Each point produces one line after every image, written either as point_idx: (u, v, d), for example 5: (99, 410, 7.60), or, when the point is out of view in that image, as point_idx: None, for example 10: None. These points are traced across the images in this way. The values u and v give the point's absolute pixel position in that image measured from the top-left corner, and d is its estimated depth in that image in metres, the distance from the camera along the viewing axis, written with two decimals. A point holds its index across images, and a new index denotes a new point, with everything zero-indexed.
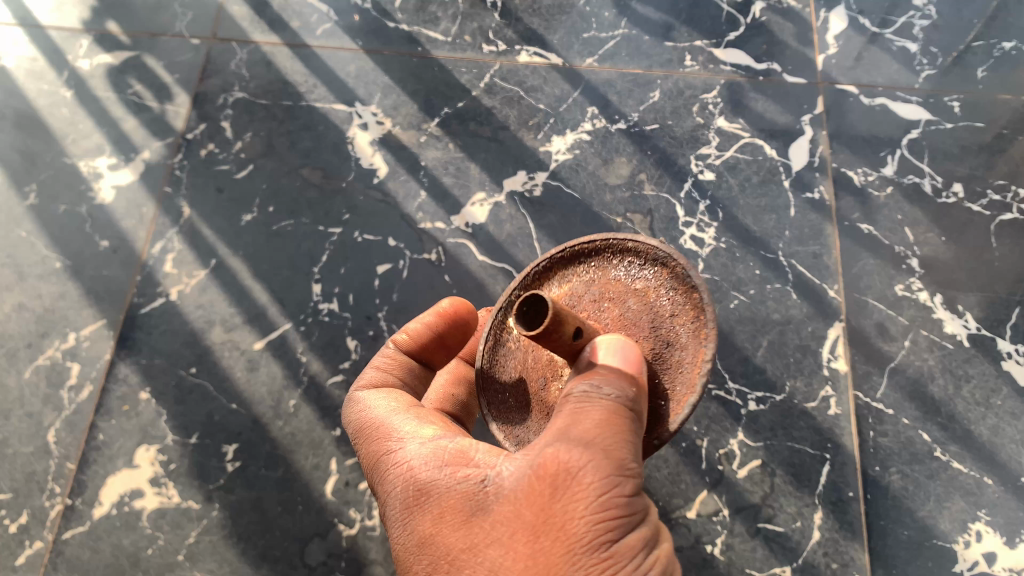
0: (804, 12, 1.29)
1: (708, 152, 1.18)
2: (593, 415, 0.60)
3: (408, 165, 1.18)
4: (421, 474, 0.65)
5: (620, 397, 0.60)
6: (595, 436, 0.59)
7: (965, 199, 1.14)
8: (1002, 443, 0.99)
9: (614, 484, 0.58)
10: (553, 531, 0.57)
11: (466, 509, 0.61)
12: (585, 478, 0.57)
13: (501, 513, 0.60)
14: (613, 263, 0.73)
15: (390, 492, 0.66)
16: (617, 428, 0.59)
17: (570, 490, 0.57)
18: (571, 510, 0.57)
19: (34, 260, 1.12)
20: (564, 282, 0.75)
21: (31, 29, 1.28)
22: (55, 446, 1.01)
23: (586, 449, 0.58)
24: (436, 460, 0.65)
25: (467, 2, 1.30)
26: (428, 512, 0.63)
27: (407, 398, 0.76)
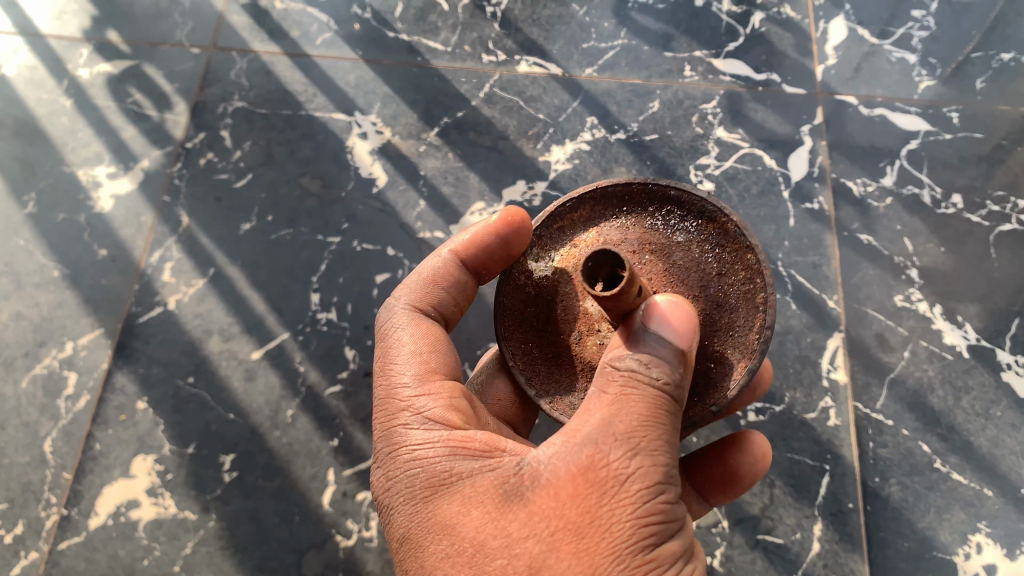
0: (803, 23, 1.29)
1: (707, 162, 1.18)
2: (637, 405, 0.61)
3: (408, 174, 1.17)
4: (451, 461, 0.65)
5: (669, 388, 0.62)
6: (639, 435, 0.60)
7: (964, 210, 1.14)
8: (1002, 455, 0.99)
9: (660, 489, 0.59)
10: (596, 529, 0.58)
11: (502, 496, 0.61)
12: (634, 481, 0.59)
13: (537, 501, 0.60)
14: (648, 213, 0.76)
15: (412, 471, 0.66)
16: (660, 431, 0.61)
17: (617, 490, 0.59)
18: (617, 511, 0.58)
19: (32, 269, 1.12)
20: (592, 229, 0.77)
21: (32, 38, 1.28)
22: (52, 456, 1.00)
23: (634, 450, 0.60)
24: (469, 449, 0.66)
25: (467, 13, 1.30)
26: (456, 496, 0.63)
27: (440, 337, 0.76)
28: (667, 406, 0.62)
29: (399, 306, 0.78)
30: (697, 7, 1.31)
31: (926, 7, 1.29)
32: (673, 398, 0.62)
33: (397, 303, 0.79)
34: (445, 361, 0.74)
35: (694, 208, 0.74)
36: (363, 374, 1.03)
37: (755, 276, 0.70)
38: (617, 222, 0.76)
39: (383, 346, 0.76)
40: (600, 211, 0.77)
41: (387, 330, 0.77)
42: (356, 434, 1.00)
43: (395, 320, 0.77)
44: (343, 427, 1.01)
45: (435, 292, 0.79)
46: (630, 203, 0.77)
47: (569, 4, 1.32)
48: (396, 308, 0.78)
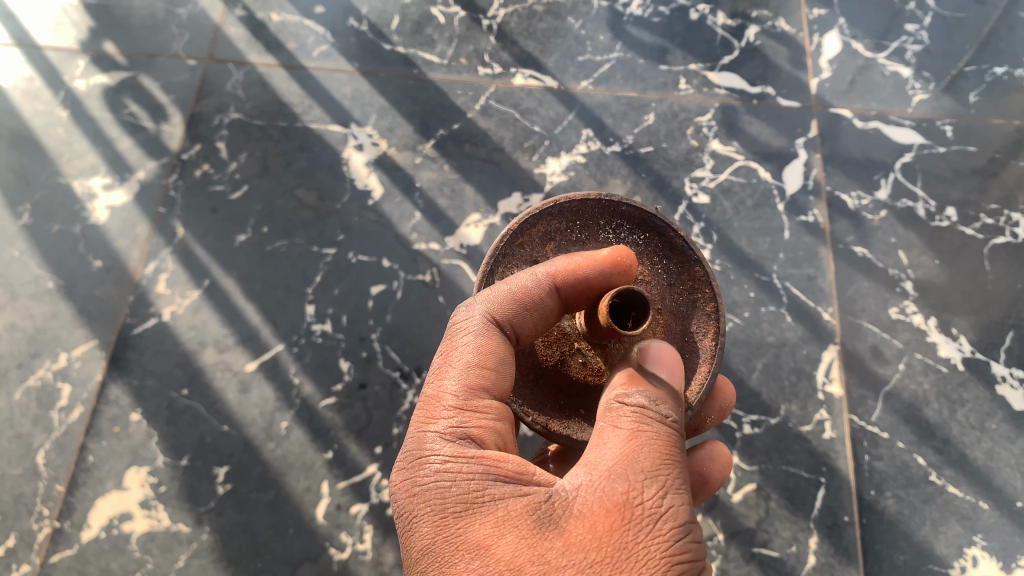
0: (797, 36, 1.30)
1: (702, 175, 1.18)
2: (653, 443, 0.63)
3: (404, 187, 1.18)
4: (483, 481, 0.63)
5: (672, 422, 0.65)
6: (662, 471, 0.62)
7: (958, 222, 1.15)
8: (997, 468, 0.99)
9: (687, 530, 0.60)
10: (635, 562, 0.56)
11: (536, 523, 0.60)
12: (665, 518, 0.59)
13: (573, 530, 0.58)
14: (600, 227, 0.79)
15: (442, 487, 0.63)
16: (676, 467, 0.63)
17: (652, 526, 0.58)
18: (653, 547, 0.58)
19: (26, 280, 1.11)
20: (550, 244, 0.78)
21: (28, 50, 1.29)
22: (44, 468, 1.00)
23: (661, 485, 0.61)
24: (499, 473, 0.64)
25: (463, 25, 1.31)
26: (489, 517, 0.60)
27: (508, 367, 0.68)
28: (675, 437, 0.64)
29: (476, 312, 0.69)
30: (691, 20, 1.32)
31: (919, 21, 1.31)
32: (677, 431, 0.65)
33: (477, 307, 0.69)
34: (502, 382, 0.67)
35: (642, 223, 0.78)
36: (358, 386, 1.03)
37: (704, 287, 0.76)
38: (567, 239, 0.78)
39: (450, 344, 0.70)
40: (553, 226, 0.77)
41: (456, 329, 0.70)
42: (351, 447, 1.00)
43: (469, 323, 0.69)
44: (337, 439, 1.00)
45: (517, 313, 0.68)
46: (576, 218, 0.78)
47: (565, 17, 1.33)
48: (476, 309, 0.69)
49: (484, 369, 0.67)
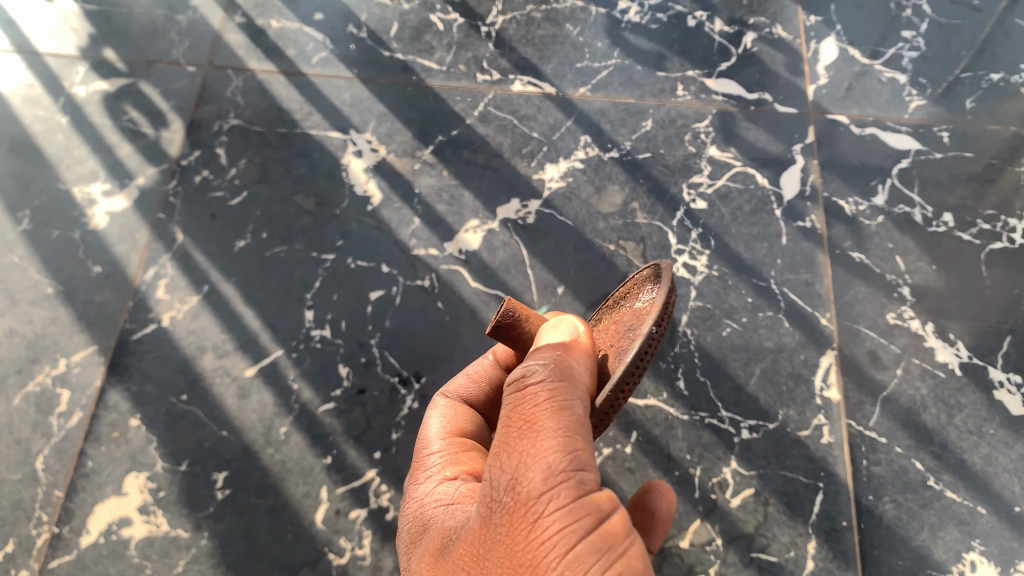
0: (794, 43, 1.31)
1: (700, 181, 1.18)
2: (514, 424, 0.60)
3: (402, 193, 1.18)
4: (429, 511, 0.70)
5: (545, 378, 0.61)
6: (523, 446, 0.58)
7: (955, 228, 1.15)
8: (995, 472, 0.99)
9: (548, 496, 0.56)
10: (502, 560, 0.56)
11: (445, 545, 0.64)
12: (525, 496, 0.56)
13: (461, 548, 0.60)
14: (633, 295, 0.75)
15: (405, 526, 0.72)
16: (544, 431, 0.58)
17: (510, 513, 0.56)
18: (518, 537, 0.56)
19: (26, 285, 1.11)
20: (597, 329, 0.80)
21: (29, 56, 1.30)
22: (43, 474, 0.99)
23: (520, 465, 0.57)
24: (446, 500, 0.70)
25: (462, 33, 1.32)
26: (423, 550, 0.67)
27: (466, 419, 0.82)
28: (547, 394, 0.60)
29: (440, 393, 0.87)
30: (689, 28, 1.33)
31: (915, 28, 1.33)
32: (555, 382, 0.61)
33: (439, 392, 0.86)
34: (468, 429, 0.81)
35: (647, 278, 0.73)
36: (357, 391, 1.03)
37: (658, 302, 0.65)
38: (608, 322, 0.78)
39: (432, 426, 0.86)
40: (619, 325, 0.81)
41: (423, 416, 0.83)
42: (350, 451, 1.00)
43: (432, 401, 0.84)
44: (336, 445, 1.01)
45: (472, 386, 0.86)
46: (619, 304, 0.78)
47: (563, 24, 1.34)
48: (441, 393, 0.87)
49: (458, 424, 0.81)
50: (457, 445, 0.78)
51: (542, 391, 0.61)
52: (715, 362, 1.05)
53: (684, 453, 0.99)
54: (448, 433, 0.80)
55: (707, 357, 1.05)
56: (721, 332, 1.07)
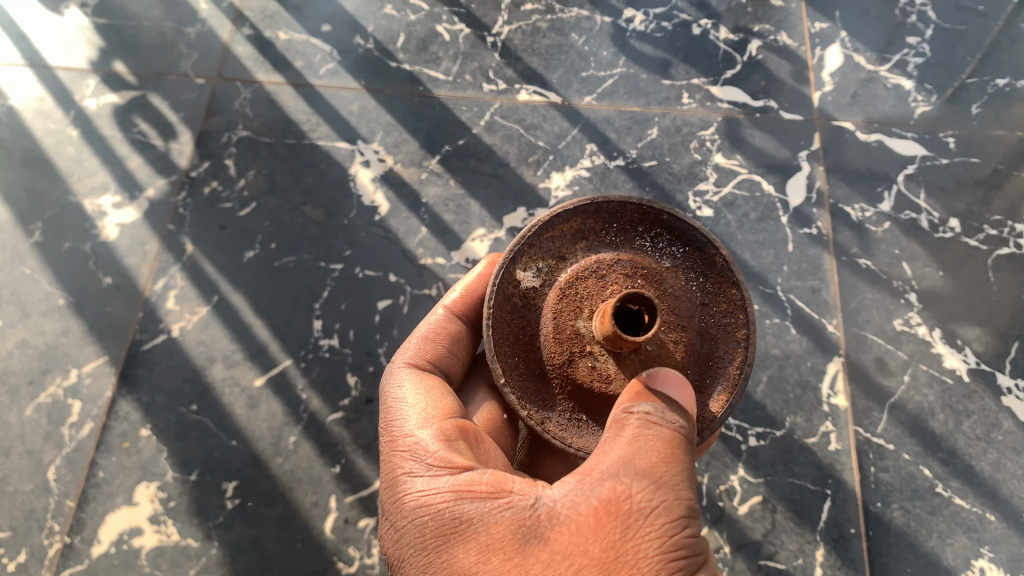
0: (799, 50, 1.32)
1: (706, 189, 1.19)
2: (656, 442, 0.60)
3: (409, 202, 1.19)
4: (462, 504, 0.62)
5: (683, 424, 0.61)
6: (661, 472, 0.60)
7: (962, 233, 1.15)
8: (1004, 479, 0.99)
9: (682, 525, 0.58)
10: (625, 564, 0.55)
11: (521, 538, 0.58)
12: (656, 516, 0.58)
13: (562, 541, 0.57)
14: (637, 233, 0.71)
15: (419, 518, 0.62)
16: (679, 470, 0.60)
17: (644, 523, 0.57)
18: (643, 545, 0.56)
19: (37, 297, 1.12)
20: (582, 243, 0.71)
21: (40, 70, 1.31)
22: (55, 484, 1.00)
23: (655, 485, 0.59)
24: (473, 492, 0.62)
25: (468, 43, 1.33)
26: (471, 542, 0.59)
27: (438, 398, 0.73)
28: (681, 435, 0.61)
29: (398, 366, 0.78)
30: (694, 35, 1.34)
31: (920, 34, 1.33)
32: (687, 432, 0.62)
33: (399, 362, 0.78)
34: (444, 408, 0.72)
35: (688, 237, 0.70)
36: (365, 400, 1.04)
37: (738, 310, 0.68)
38: (618, 250, 0.70)
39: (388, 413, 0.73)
40: (587, 224, 0.71)
41: (388, 388, 0.76)
42: (358, 460, 1.01)
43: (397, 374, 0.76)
44: (345, 453, 1.01)
45: (434, 348, 0.80)
46: (627, 231, 0.71)
47: (569, 34, 1.35)
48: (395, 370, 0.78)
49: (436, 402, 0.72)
50: (447, 427, 0.70)
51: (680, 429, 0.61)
52: None
53: None
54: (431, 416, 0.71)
55: None
56: None
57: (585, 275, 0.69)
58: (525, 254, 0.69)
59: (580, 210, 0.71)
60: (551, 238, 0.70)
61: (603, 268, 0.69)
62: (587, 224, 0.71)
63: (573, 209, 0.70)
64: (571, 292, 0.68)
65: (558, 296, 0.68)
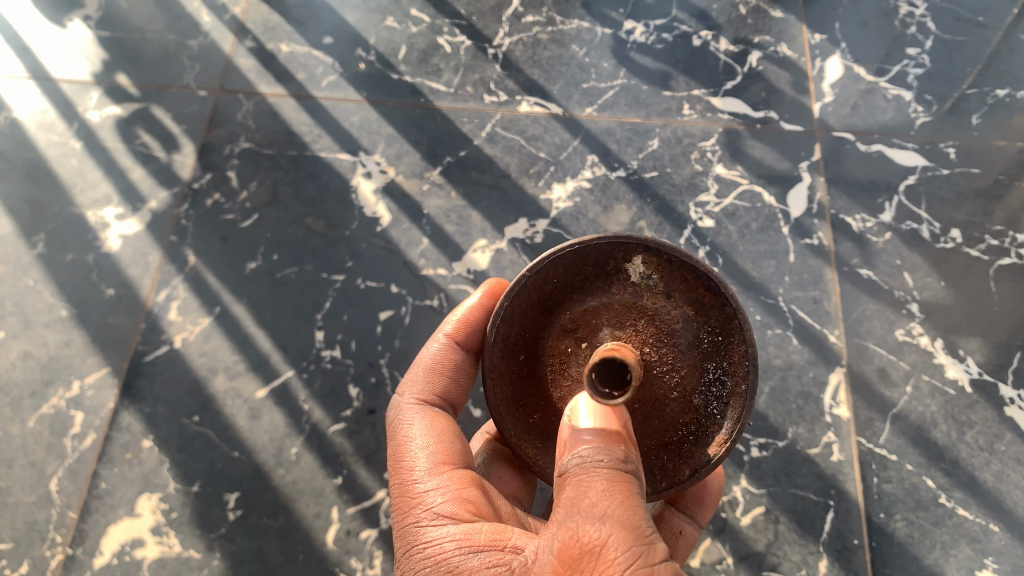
0: (799, 61, 1.33)
1: (707, 199, 1.19)
2: (594, 482, 0.60)
3: (411, 214, 1.19)
4: (456, 557, 0.65)
5: (617, 464, 0.61)
6: (605, 510, 0.59)
7: (963, 244, 1.15)
8: (1007, 489, 0.99)
9: (638, 553, 0.58)
10: None
11: None
12: (610, 553, 0.57)
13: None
14: (716, 357, 0.74)
15: (424, 568, 0.66)
16: (626, 502, 0.60)
17: (597, 564, 0.57)
18: None
19: (40, 308, 1.13)
20: (689, 307, 0.75)
21: (43, 82, 1.32)
22: (57, 495, 1.00)
23: (601, 521, 0.59)
24: (468, 546, 0.65)
25: (469, 55, 1.34)
26: None
27: (437, 436, 0.78)
28: (620, 469, 0.61)
29: (406, 400, 0.82)
30: (694, 46, 1.34)
31: (920, 45, 1.34)
32: (626, 468, 0.61)
33: (409, 397, 0.83)
34: (449, 453, 0.76)
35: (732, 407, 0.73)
36: (367, 412, 1.04)
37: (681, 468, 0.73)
38: (689, 340, 0.75)
39: (395, 453, 0.78)
40: (711, 313, 0.74)
41: (398, 429, 0.80)
42: (360, 471, 1.01)
43: (408, 414, 0.81)
44: (346, 465, 1.01)
45: (443, 381, 0.83)
46: (716, 345, 0.74)
47: (569, 45, 1.36)
48: (405, 401, 0.83)
49: (439, 444, 0.77)
50: (457, 478, 0.73)
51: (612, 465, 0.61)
52: None
53: None
54: (436, 462, 0.75)
55: None
56: None
57: (658, 320, 0.75)
58: (657, 262, 0.76)
59: (727, 301, 0.73)
60: (685, 284, 0.75)
61: (669, 334, 0.75)
62: (713, 315, 0.74)
63: (723, 293, 0.73)
64: (635, 317, 0.76)
65: (626, 306, 0.76)
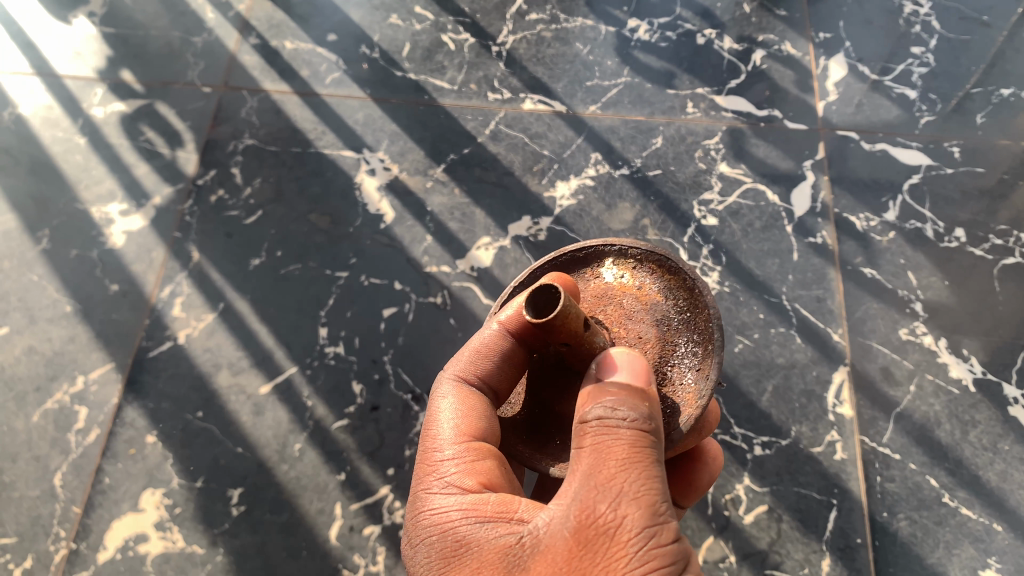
0: (803, 60, 1.33)
1: (710, 198, 1.19)
2: (614, 450, 0.60)
3: (415, 211, 1.19)
4: (463, 527, 0.63)
5: (640, 424, 0.61)
6: (623, 481, 0.59)
7: (967, 243, 1.15)
8: (1011, 489, 0.98)
9: (652, 533, 0.58)
10: None
11: (507, 562, 0.59)
12: (626, 532, 0.57)
13: (537, 569, 0.58)
14: (683, 332, 0.71)
15: (431, 537, 0.64)
16: (644, 474, 0.60)
17: (611, 543, 0.57)
18: (614, 563, 0.56)
19: (45, 304, 1.13)
20: (653, 292, 0.74)
21: (48, 78, 1.32)
22: (61, 490, 1.00)
23: (620, 494, 0.59)
24: (478, 514, 0.64)
25: (473, 52, 1.34)
26: (469, 564, 0.61)
27: (472, 414, 0.71)
28: (641, 440, 0.61)
29: (445, 377, 0.75)
30: (699, 45, 1.34)
31: (925, 44, 1.34)
32: (648, 429, 0.61)
33: (449, 374, 0.74)
34: (475, 428, 0.70)
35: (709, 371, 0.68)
36: (370, 408, 1.04)
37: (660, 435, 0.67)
38: (659, 321, 0.72)
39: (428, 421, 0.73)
40: (676, 298, 0.73)
41: (432, 403, 0.74)
42: (363, 468, 1.01)
43: (439, 389, 0.74)
44: (350, 461, 1.01)
45: (488, 365, 0.73)
46: (684, 323, 0.71)
47: (573, 43, 1.36)
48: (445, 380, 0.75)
49: (467, 418, 0.71)
50: (474, 449, 0.69)
51: (632, 435, 0.61)
52: (727, 378, 1.05)
53: None
54: (461, 433, 0.70)
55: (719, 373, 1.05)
56: (733, 348, 1.07)
57: (624, 303, 0.74)
58: (627, 263, 0.77)
59: (688, 280, 0.72)
60: (653, 274, 0.75)
61: (634, 318, 0.73)
62: (680, 295, 0.73)
63: (682, 270, 0.73)
64: (603, 303, 0.75)
65: (594, 295, 0.75)
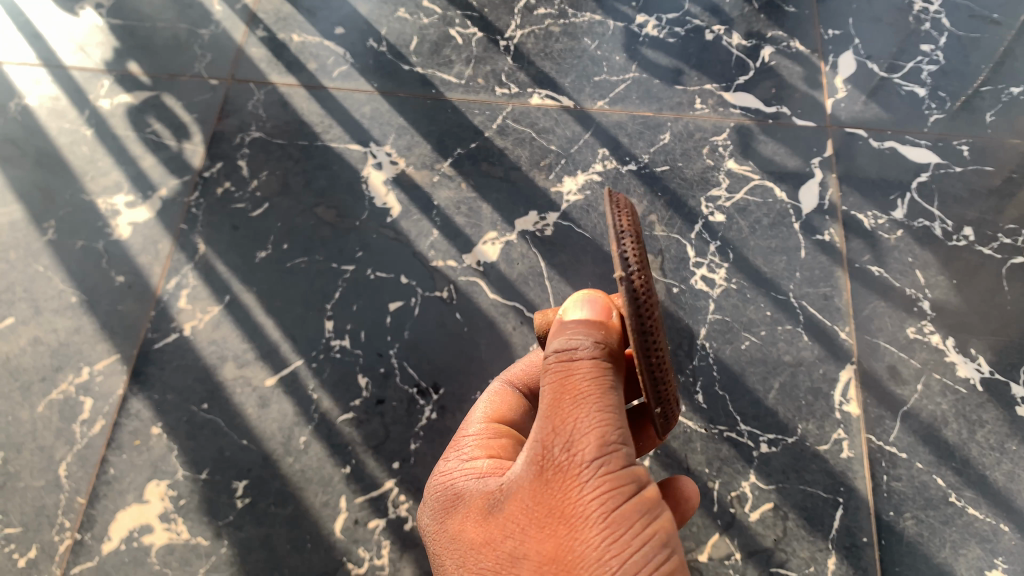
0: (812, 56, 1.32)
1: (718, 194, 1.18)
2: (569, 389, 0.62)
3: (421, 205, 1.19)
4: (463, 484, 0.70)
5: (592, 357, 0.63)
6: (576, 416, 0.61)
7: (976, 242, 1.14)
8: (1018, 489, 0.98)
9: (600, 462, 0.59)
10: (555, 512, 0.59)
11: (489, 504, 0.65)
12: (577, 463, 0.59)
13: (510, 509, 0.62)
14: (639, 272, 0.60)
15: (440, 494, 0.72)
16: (597, 405, 0.61)
17: (565, 475, 0.59)
18: (567, 493, 0.59)
19: (50, 294, 1.13)
20: None
21: (55, 69, 1.32)
22: (66, 480, 1.00)
23: (571, 431, 0.60)
24: (479, 473, 0.70)
25: (480, 47, 1.34)
26: (463, 511, 0.67)
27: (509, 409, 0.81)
28: (595, 372, 0.62)
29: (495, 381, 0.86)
30: (707, 41, 1.34)
31: (934, 42, 1.33)
32: (600, 359, 0.63)
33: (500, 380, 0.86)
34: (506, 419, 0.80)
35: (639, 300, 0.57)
36: (375, 402, 1.04)
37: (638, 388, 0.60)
38: None
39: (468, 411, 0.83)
40: None
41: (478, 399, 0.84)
42: (368, 461, 1.00)
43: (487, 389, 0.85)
44: (355, 454, 1.01)
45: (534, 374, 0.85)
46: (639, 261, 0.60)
47: (581, 38, 1.35)
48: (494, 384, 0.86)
49: (501, 410, 0.81)
50: (494, 431, 0.78)
51: (589, 368, 0.62)
52: (734, 375, 1.05)
53: (703, 465, 0.99)
54: (490, 419, 0.80)
55: (726, 370, 1.05)
56: (740, 346, 1.07)
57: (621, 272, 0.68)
58: None
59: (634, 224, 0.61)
60: None
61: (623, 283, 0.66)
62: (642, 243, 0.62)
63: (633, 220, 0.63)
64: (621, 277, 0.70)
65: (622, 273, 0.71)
